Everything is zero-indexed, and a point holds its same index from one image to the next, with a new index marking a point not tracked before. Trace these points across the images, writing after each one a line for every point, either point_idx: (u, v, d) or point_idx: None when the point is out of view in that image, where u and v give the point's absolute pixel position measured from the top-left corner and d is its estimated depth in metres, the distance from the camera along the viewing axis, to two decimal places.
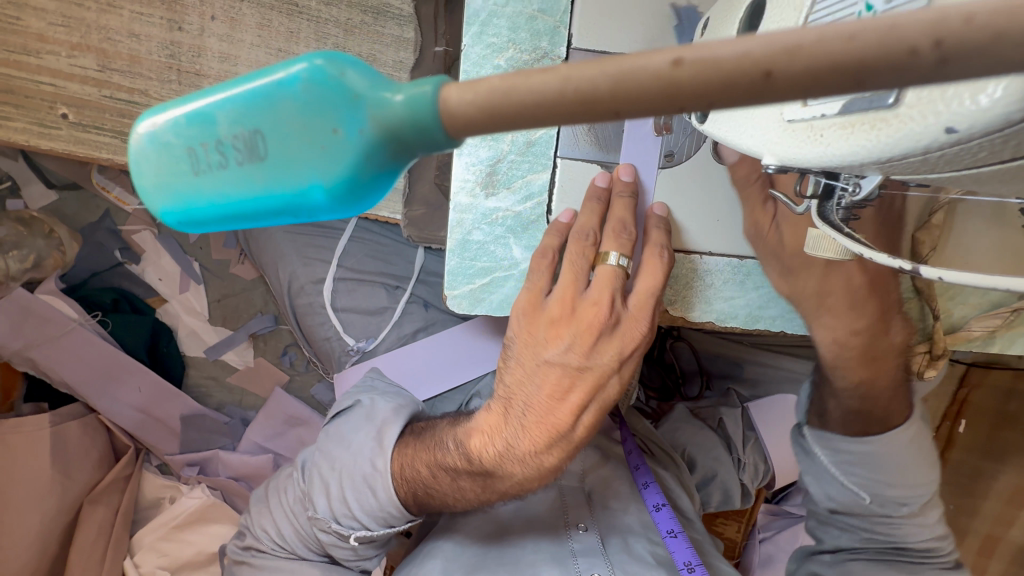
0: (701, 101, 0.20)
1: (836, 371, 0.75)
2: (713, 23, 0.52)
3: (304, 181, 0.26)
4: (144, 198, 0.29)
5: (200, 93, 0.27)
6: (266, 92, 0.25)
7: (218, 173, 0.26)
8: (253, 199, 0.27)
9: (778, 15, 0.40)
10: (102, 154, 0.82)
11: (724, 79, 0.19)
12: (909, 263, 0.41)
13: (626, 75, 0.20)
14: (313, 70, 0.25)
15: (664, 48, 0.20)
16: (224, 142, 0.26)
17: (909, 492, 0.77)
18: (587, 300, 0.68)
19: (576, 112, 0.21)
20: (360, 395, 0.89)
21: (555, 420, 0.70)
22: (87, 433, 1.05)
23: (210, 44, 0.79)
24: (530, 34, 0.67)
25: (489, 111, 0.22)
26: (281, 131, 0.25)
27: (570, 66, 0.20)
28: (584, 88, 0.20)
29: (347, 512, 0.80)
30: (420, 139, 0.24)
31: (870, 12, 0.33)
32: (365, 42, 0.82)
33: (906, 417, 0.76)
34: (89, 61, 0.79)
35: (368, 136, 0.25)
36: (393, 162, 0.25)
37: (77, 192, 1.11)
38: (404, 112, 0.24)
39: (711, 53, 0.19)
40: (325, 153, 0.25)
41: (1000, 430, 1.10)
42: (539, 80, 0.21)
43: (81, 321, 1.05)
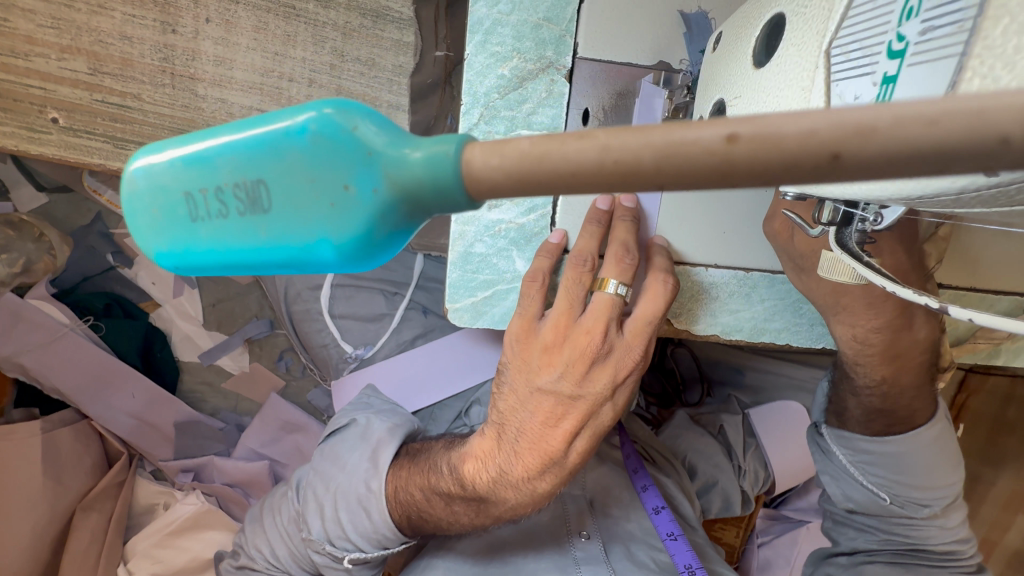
0: (755, 176, 0.20)
1: (858, 368, 0.74)
2: (724, 40, 0.52)
3: (313, 233, 0.28)
4: (138, 237, 0.33)
5: (206, 137, 0.29)
6: (274, 143, 0.28)
7: (218, 221, 0.29)
8: (261, 245, 0.29)
9: (798, 39, 0.39)
10: (94, 159, 0.80)
11: (782, 158, 0.19)
12: (936, 302, 0.40)
13: (678, 148, 0.20)
14: (321, 121, 0.27)
15: (719, 121, 0.20)
16: (224, 190, 0.29)
17: (932, 493, 0.77)
18: (581, 327, 0.66)
19: (616, 180, 0.22)
20: (355, 413, 0.90)
21: (547, 446, 0.70)
22: (79, 440, 1.04)
23: (204, 47, 0.77)
24: (535, 43, 0.65)
25: (519, 176, 0.24)
26: (285, 183, 0.28)
27: (610, 134, 0.22)
28: (625, 159, 0.21)
29: (341, 533, 0.81)
30: (440, 199, 0.26)
31: (902, 42, 0.32)
32: (363, 45, 0.80)
33: (930, 417, 0.76)
34: (80, 64, 0.76)
35: (382, 195, 0.27)
36: (403, 218, 0.28)
37: (68, 194, 1.07)
38: (421, 172, 0.26)
39: (773, 132, 0.19)
40: (335, 208, 0.28)
41: (999, 435, 1.09)
42: (578, 147, 0.22)
43: (73, 325, 1.04)
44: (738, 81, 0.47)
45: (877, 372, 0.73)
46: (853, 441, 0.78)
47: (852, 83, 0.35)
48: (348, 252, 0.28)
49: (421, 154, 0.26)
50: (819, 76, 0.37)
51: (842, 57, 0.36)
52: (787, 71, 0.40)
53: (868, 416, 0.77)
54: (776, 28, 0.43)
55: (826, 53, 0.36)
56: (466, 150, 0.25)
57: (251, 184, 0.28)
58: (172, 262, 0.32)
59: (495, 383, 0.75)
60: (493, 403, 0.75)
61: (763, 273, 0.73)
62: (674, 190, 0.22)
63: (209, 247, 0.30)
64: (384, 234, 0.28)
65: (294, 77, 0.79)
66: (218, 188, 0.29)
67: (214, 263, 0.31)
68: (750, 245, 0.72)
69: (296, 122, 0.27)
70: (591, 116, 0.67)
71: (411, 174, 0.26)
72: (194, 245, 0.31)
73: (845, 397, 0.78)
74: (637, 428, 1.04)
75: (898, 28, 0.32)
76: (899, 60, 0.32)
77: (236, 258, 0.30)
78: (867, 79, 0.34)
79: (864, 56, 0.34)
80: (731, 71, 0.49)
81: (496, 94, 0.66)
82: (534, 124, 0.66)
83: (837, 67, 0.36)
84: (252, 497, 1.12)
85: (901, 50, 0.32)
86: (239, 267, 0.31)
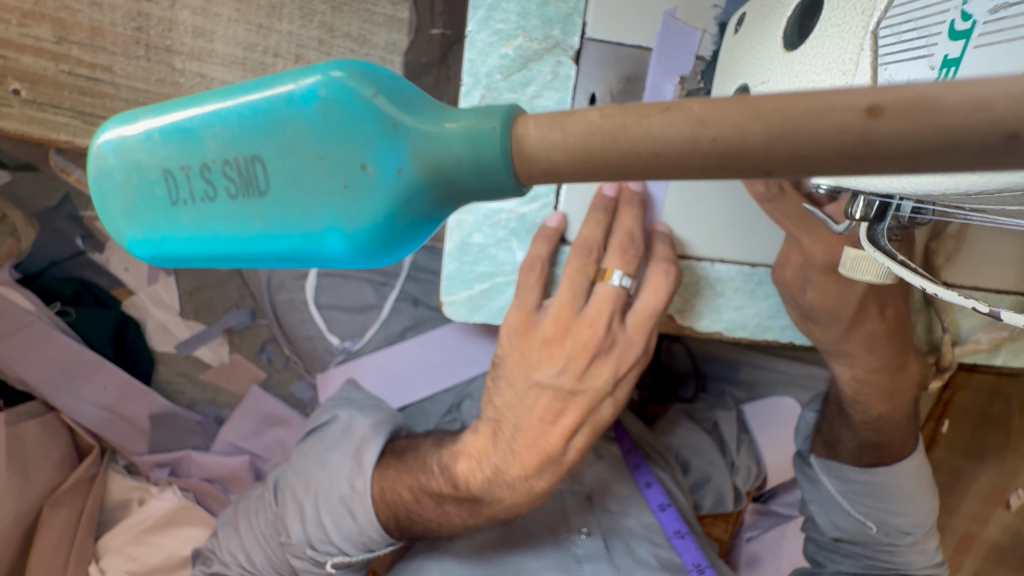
0: (895, 158, 0.17)
1: (856, 406, 0.78)
2: (750, 21, 0.49)
3: (321, 220, 0.25)
4: (108, 223, 0.28)
5: (191, 104, 0.26)
6: (275, 112, 0.24)
7: (204, 203, 0.26)
8: (256, 232, 0.26)
9: (841, 16, 0.35)
10: (61, 135, 0.74)
11: (939, 137, 0.16)
12: (986, 305, 0.35)
13: (800, 123, 0.17)
14: (331, 86, 0.24)
15: (861, 91, 0.17)
16: (211, 167, 0.25)
17: (915, 520, 0.82)
18: (583, 319, 0.65)
19: (711, 163, 0.19)
20: (337, 410, 0.87)
21: (545, 442, 0.68)
22: (47, 432, 0.97)
23: (182, 17, 0.71)
24: (541, 21, 0.61)
25: (583, 158, 0.21)
26: (284, 158, 0.24)
27: (706, 106, 0.19)
28: (726, 136, 0.18)
29: (323, 536, 0.77)
30: (477, 183, 0.23)
31: (967, 21, 0.29)
32: (354, 20, 0.75)
33: (914, 447, 0.81)
34: (44, 31, 0.70)
35: (408, 176, 0.24)
36: (432, 205, 0.24)
37: (33, 174, 0.98)
38: (459, 147, 0.23)
39: (934, 102, 0.16)
40: (349, 191, 0.24)
41: (984, 431, 0.98)
42: (664, 120, 0.19)
43: (39, 312, 0.99)
44: (767, 65, 0.44)
45: (875, 410, 0.77)
46: (843, 471, 0.83)
47: (905, 66, 0.32)
48: (362, 243, 0.25)
49: (458, 127, 0.23)
50: (865, 58, 0.33)
51: (892, 38, 0.32)
52: (826, 53, 0.36)
53: (861, 448, 0.82)
54: (812, 7, 0.40)
55: (873, 34, 0.33)
56: (517, 125, 0.22)
57: (246, 161, 0.25)
58: (147, 252, 0.28)
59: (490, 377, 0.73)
60: (489, 399, 0.73)
61: (769, 270, 0.70)
62: (784, 174, 0.19)
63: (190, 234, 0.26)
64: (406, 222, 0.25)
65: (280, 52, 0.74)
66: (206, 164, 0.25)
67: (198, 255, 0.27)
68: (758, 240, 0.68)
69: (302, 88, 0.24)
70: (597, 101, 0.64)
71: (446, 149, 0.23)
72: (172, 231, 0.27)
73: (839, 430, 0.83)
74: (631, 425, 1.03)
75: (962, 6, 0.29)
76: (964, 41, 0.29)
77: (225, 249, 0.26)
78: (922, 63, 0.31)
79: (920, 38, 0.31)
80: (758, 56, 0.46)
81: (499, 74, 0.62)
82: (538, 107, 0.63)
83: (886, 49, 0.33)
84: (232, 492, 1.08)
85: (967, 30, 0.29)
86: (226, 259, 0.27)
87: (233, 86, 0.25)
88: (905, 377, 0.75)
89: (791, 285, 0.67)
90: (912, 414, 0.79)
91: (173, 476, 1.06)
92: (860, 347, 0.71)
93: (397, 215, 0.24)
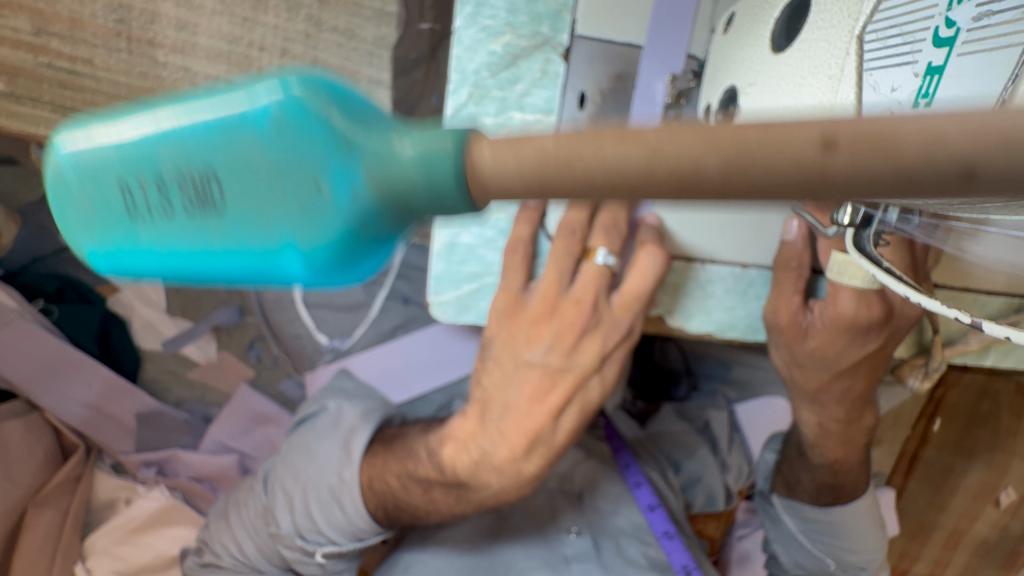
0: (855, 190, 0.16)
1: (814, 450, 0.83)
2: (740, 17, 0.48)
3: (276, 240, 0.24)
4: (65, 234, 0.28)
5: (145, 115, 0.25)
6: (227, 127, 0.24)
7: (161, 217, 0.25)
8: (211, 250, 0.26)
9: (827, 20, 0.35)
10: (41, 130, 0.70)
11: (898, 173, 0.15)
12: (968, 315, 0.36)
13: (754, 155, 0.17)
14: (286, 103, 0.23)
15: (816, 121, 0.16)
16: (166, 182, 0.25)
17: (868, 556, 0.87)
18: (570, 297, 0.65)
19: (666, 188, 0.18)
20: (326, 401, 0.87)
21: (532, 422, 0.68)
22: (31, 433, 0.94)
23: (165, 9, 0.67)
24: (530, 17, 0.60)
25: (530, 182, 0.20)
26: (237, 174, 0.24)
27: (660, 134, 0.18)
28: (681, 168, 0.18)
29: (312, 527, 0.75)
30: (433, 206, 0.22)
31: (951, 28, 0.28)
32: (342, 13, 0.71)
33: (864, 488, 0.86)
34: (22, 22, 0.65)
35: (363, 199, 0.23)
36: (390, 226, 0.24)
37: (14, 167, 0.96)
38: (415, 172, 0.22)
39: (891, 137, 0.15)
40: (304, 211, 0.24)
41: (972, 428, 0.97)
42: (619, 148, 0.18)
43: (22, 311, 0.96)
44: (754, 66, 0.43)
45: (832, 454, 0.81)
46: (803, 511, 0.88)
47: (890, 73, 0.31)
48: (319, 263, 0.25)
49: (416, 149, 0.22)
50: (851, 63, 0.33)
51: (878, 43, 0.32)
52: (812, 56, 0.36)
53: (820, 489, 0.86)
54: (800, 9, 0.39)
55: (858, 39, 0.32)
56: (469, 148, 0.22)
57: (199, 178, 0.24)
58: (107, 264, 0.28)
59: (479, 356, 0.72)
60: (477, 379, 0.72)
61: (760, 270, 0.70)
62: (742, 203, 0.18)
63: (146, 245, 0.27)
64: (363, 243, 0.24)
65: (266, 46, 0.69)
66: (160, 179, 0.25)
67: (156, 268, 0.27)
68: (750, 241, 0.68)
69: (254, 103, 0.23)
70: (587, 99, 0.63)
71: (401, 172, 0.22)
72: (129, 242, 0.27)
73: (799, 471, 0.87)
74: (623, 424, 1.04)
75: (947, 12, 0.29)
76: (948, 49, 0.29)
77: (182, 264, 0.27)
78: (907, 69, 0.31)
79: (905, 43, 0.31)
80: (747, 56, 0.45)
81: (486, 72, 0.61)
82: (527, 106, 0.62)
83: (871, 54, 0.32)
84: (220, 492, 1.07)
85: (951, 38, 0.29)
86: (182, 274, 0.27)
87: (186, 99, 0.25)
88: (860, 427, 0.79)
89: (783, 330, 0.69)
90: (863, 458, 0.84)
91: (160, 475, 1.05)
92: (831, 399, 0.75)
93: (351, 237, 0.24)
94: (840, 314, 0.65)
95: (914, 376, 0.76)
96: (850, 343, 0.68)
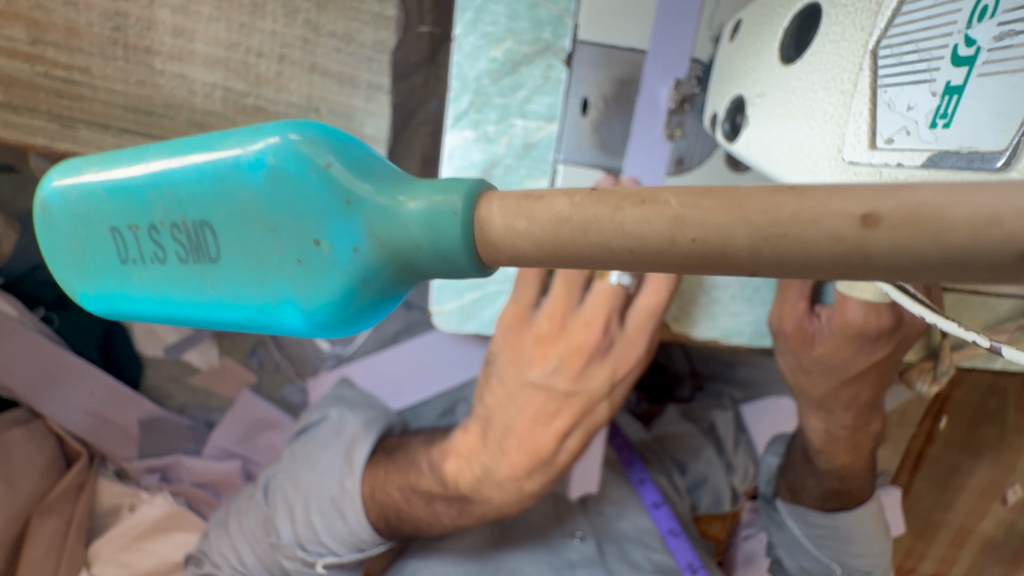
0: (891, 269, 0.17)
1: (821, 454, 0.82)
2: (747, 23, 0.47)
3: (275, 292, 0.27)
4: (73, 276, 0.33)
5: (149, 164, 0.29)
6: (227, 180, 0.27)
7: (161, 262, 0.29)
8: (210, 296, 0.29)
9: (839, 33, 0.34)
10: (39, 139, 0.69)
11: (945, 254, 0.16)
12: (987, 339, 0.35)
13: (787, 229, 0.18)
14: (279, 158, 0.26)
15: (856, 198, 0.17)
16: (167, 230, 0.29)
17: (875, 560, 0.87)
18: (579, 318, 0.64)
19: (691, 261, 0.20)
20: (328, 409, 0.86)
21: (537, 443, 0.68)
22: (33, 440, 0.95)
23: (161, 15, 0.65)
24: (531, 23, 0.59)
25: (547, 247, 0.22)
26: (233, 223, 0.27)
27: (685, 205, 0.19)
28: (706, 238, 0.19)
29: (313, 537, 0.75)
30: (435, 263, 0.25)
31: (971, 47, 0.27)
32: (340, 19, 0.67)
33: (869, 494, 0.86)
34: (18, 31, 0.64)
35: (362, 256, 0.26)
36: (389, 281, 0.26)
37: (13, 175, 0.91)
38: (418, 231, 0.25)
39: (940, 218, 0.16)
40: (303, 266, 0.26)
41: (978, 426, 0.94)
42: (638, 215, 0.20)
43: (24, 320, 0.95)
44: (763, 77, 0.43)
45: (839, 460, 0.81)
46: (808, 515, 0.87)
47: (905, 90, 0.30)
48: (317, 319, 0.27)
49: (418, 208, 0.25)
50: (863, 79, 0.32)
51: (893, 59, 0.31)
52: (823, 70, 0.36)
53: (825, 494, 0.85)
54: (810, 19, 0.38)
55: (872, 54, 0.32)
56: (481, 206, 0.24)
57: (196, 228, 0.28)
58: (105, 303, 0.33)
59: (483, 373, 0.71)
60: (480, 397, 0.71)
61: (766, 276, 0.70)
62: (770, 273, 0.19)
63: (144, 286, 0.31)
64: (361, 299, 0.27)
65: (263, 53, 0.67)
66: (156, 227, 0.29)
67: (156, 310, 0.31)
68: None
69: (250, 157, 0.27)
70: (590, 105, 0.62)
71: (404, 230, 0.25)
72: (131, 284, 0.31)
73: (805, 476, 0.86)
74: (629, 427, 1.03)
75: (967, 29, 0.28)
76: (967, 69, 0.28)
77: (185, 309, 0.30)
78: (924, 88, 0.29)
79: (921, 61, 0.29)
80: (754, 65, 0.44)
81: (488, 79, 0.61)
82: (529, 113, 0.62)
83: (886, 70, 0.31)
84: (224, 497, 1.07)
85: (971, 57, 0.28)
86: (185, 318, 0.31)
87: (184, 150, 0.28)
88: (867, 432, 0.79)
89: (789, 336, 0.69)
90: (870, 464, 0.83)
91: (164, 481, 1.05)
92: (838, 405, 0.75)
93: (349, 289, 0.26)
94: (847, 321, 0.64)
95: (923, 380, 0.74)
96: (859, 352, 0.67)
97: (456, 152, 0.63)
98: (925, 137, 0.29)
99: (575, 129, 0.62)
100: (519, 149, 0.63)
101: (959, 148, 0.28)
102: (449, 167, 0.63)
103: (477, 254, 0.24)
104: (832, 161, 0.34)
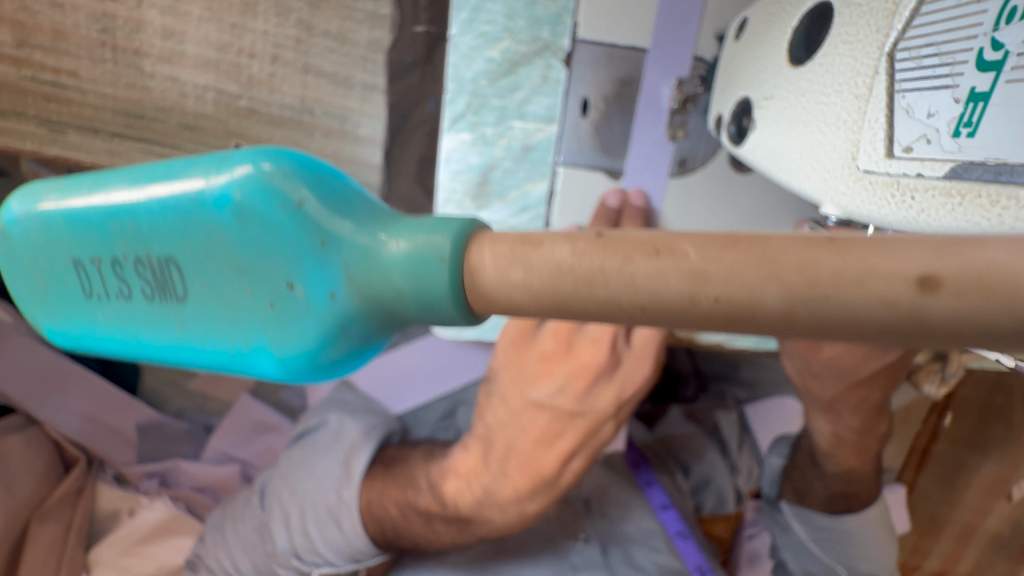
0: (953, 336, 0.16)
1: (829, 457, 0.81)
2: (753, 28, 0.45)
3: (247, 336, 0.27)
4: (40, 309, 0.33)
5: (113, 197, 0.29)
6: (192, 215, 0.27)
7: (129, 299, 0.29)
8: (181, 336, 0.29)
9: (852, 33, 0.33)
10: (27, 145, 0.67)
11: (1020, 323, 0.15)
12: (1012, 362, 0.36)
13: (827, 293, 0.17)
14: (245, 195, 0.26)
15: (909, 257, 0.16)
16: (133, 266, 0.29)
17: (879, 564, 0.86)
18: (585, 336, 0.65)
19: (719, 320, 0.19)
20: (327, 416, 0.85)
21: (541, 464, 0.66)
22: (30, 446, 0.92)
23: (149, 16, 0.63)
24: (529, 22, 0.57)
25: (551, 301, 0.21)
26: (198, 261, 0.27)
27: (704, 259, 0.18)
28: (730, 297, 0.18)
29: (309, 546, 0.73)
30: (414, 310, 0.25)
31: (998, 51, 0.26)
32: (334, 18, 0.65)
33: (874, 496, 0.83)
34: (4, 35, 0.62)
35: (337, 300, 0.26)
36: (367, 327, 0.26)
37: None
38: (400, 279, 0.24)
39: (1020, 286, 0.15)
40: (276, 310, 0.26)
41: (986, 424, 0.91)
42: (651, 267, 0.19)
43: (20, 326, 0.94)
44: (771, 77, 0.41)
45: (847, 462, 0.80)
46: (813, 518, 0.85)
47: (925, 96, 0.28)
48: (292, 365, 0.27)
49: (400, 254, 0.24)
50: (879, 83, 0.31)
51: (911, 62, 0.29)
52: (836, 72, 0.34)
53: (833, 496, 0.83)
54: (820, 19, 0.36)
55: (888, 56, 0.30)
56: (471, 253, 0.23)
57: (162, 265, 0.28)
58: (71, 339, 0.33)
59: (483, 392, 0.71)
60: (480, 414, 0.70)
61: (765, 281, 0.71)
62: (806, 335, 0.18)
63: (114, 321, 0.31)
64: (340, 345, 0.27)
65: (255, 54, 0.65)
66: (122, 262, 0.29)
67: (126, 344, 0.31)
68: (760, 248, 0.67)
69: (216, 193, 0.26)
70: (591, 105, 0.60)
71: (385, 276, 0.25)
72: (100, 318, 0.31)
73: (812, 479, 0.85)
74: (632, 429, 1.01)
75: (993, 32, 0.26)
76: (994, 74, 0.26)
77: (156, 347, 0.30)
78: (946, 94, 0.28)
79: (942, 65, 0.28)
80: (762, 66, 0.42)
81: (484, 80, 0.59)
82: (528, 114, 0.60)
83: (904, 75, 0.29)
84: None
85: (997, 62, 0.26)
86: (156, 355, 0.31)
87: (147, 182, 0.28)
88: (875, 433, 0.77)
89: (796, 340, 0.69)
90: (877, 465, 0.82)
91: (163, 486, 1.04)
92: (848, 407, 0.73)
93: (327, 336, 0.26)
94: None
95: (931, 383, 0.74)
96: (869, 354, 0.66)
97: (454, 156, 0.62)
98: (947, 146, 0.28)
99: (575, 130, 0.60)
100: (517, 151, 0.61)
101: (985, 159, 0.26)
102: (446, 169, 0.61)
103: (466, 302, 0.24)
104: (846, 170, 0.33)
